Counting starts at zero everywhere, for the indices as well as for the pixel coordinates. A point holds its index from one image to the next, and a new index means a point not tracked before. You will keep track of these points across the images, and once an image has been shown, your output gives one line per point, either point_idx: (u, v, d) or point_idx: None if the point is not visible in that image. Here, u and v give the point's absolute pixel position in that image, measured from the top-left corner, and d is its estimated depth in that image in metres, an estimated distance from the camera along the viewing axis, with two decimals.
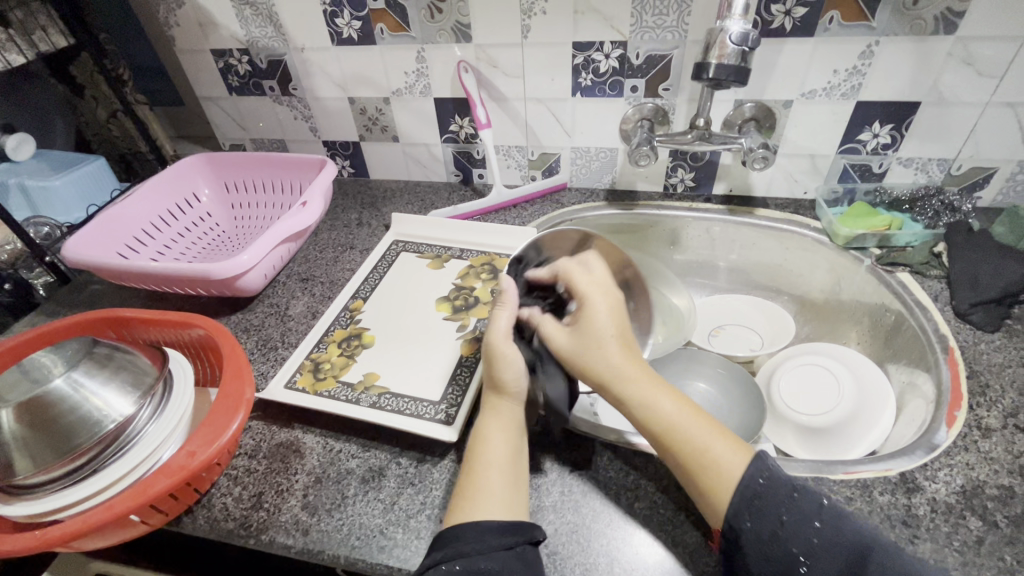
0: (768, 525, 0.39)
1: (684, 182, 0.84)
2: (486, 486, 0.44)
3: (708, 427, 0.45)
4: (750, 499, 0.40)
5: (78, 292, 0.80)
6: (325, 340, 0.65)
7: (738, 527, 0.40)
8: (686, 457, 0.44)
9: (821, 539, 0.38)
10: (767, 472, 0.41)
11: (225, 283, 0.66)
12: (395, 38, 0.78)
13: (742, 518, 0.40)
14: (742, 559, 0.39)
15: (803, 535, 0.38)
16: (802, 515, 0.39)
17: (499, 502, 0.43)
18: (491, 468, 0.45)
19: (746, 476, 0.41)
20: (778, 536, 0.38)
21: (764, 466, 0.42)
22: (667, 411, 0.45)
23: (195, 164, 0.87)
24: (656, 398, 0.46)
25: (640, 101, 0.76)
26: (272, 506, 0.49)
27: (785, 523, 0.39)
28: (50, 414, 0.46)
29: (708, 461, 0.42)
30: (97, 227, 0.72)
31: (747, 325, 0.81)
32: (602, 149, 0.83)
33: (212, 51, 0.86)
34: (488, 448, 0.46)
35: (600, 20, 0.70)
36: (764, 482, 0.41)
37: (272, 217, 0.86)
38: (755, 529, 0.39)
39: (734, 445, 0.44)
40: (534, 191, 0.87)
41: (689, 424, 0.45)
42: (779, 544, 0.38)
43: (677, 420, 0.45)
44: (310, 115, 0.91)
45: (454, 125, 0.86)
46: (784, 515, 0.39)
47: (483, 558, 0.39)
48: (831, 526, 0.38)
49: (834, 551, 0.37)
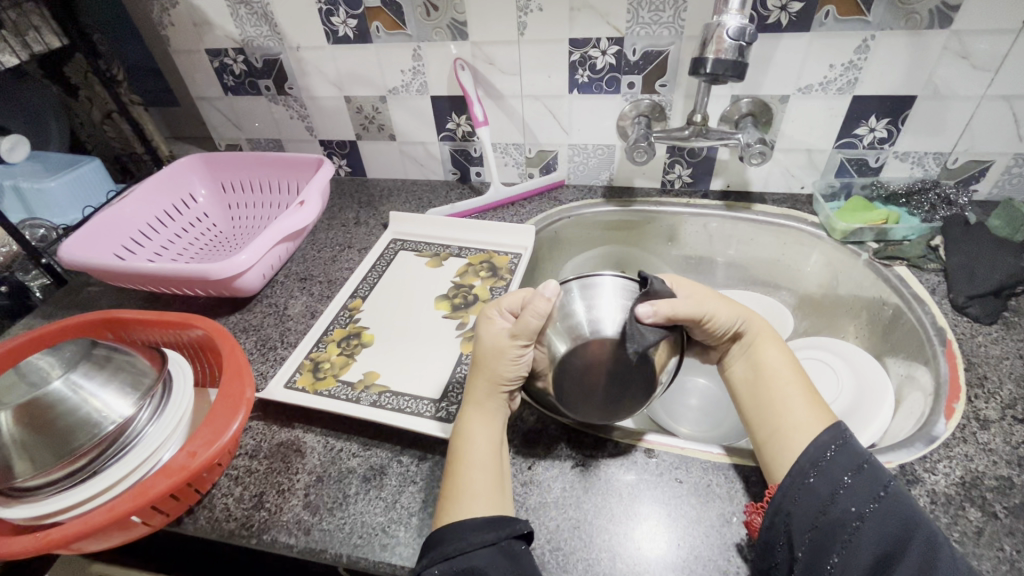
0: (829, 486, 0.41)
1: (682, 178, 0.84)
2: (469, 486, 0.43)
3: (801, 388, 0.48)
4: (814, 459, 0.42)
5: (75, 293, 0.80)
6: (324, 340, 0.65)
7: (799, 482, 0.42)
8: (772, 409, 0.47)
9: (878, 508, 0.39)
10: (839, 444, 0.43)
11: (223, 283, 0.66)
12: (390, 36, 0.78)
13: (806, 475, 0.42)
14: (792, 512, 0.41)
15: (859, 503, 0.39)
16: (867, 484, 0.40)
17: (484, 498, 0.43)
18: (474, 468, 0.45)
19: (823, 441, 0.43)
20: (837, 499, 0.40)
21: (838, 436, 0.43)
22: (773, 366, 0.50)
23: (192, 165, 0.86)
24: (766, 352, 0.51)
25: (637, 97, 0.76)
26: (274, 506, 0.49)
27: (846, 489, 0.40)
28: (48, 417, 0.45)
29: (791, 423, 0.45)
30: (93, 229, 0.72)
31: None
32: (599, 145, 0.83)
33: (206, 50, 0.86)
34: (469, 448, 0.46)
35: (596, 16, 0.70)
36: (835, 449, 0.42)
37: (269, 216, 0.86)
38: (815, 487, 0.41)
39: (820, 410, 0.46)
40: (531, 189, 0.87)
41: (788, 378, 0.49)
42: (836, 506, 0.40)
43: (775, 371, 0.49)
44: (307, 115, 0.91)
45: (451, 123, 0.86)
46: (847, 482, 0.40)
47: (470, 555, 0.39)
48: (892, 502, 0.39)
49: (886, 521, 0.38)
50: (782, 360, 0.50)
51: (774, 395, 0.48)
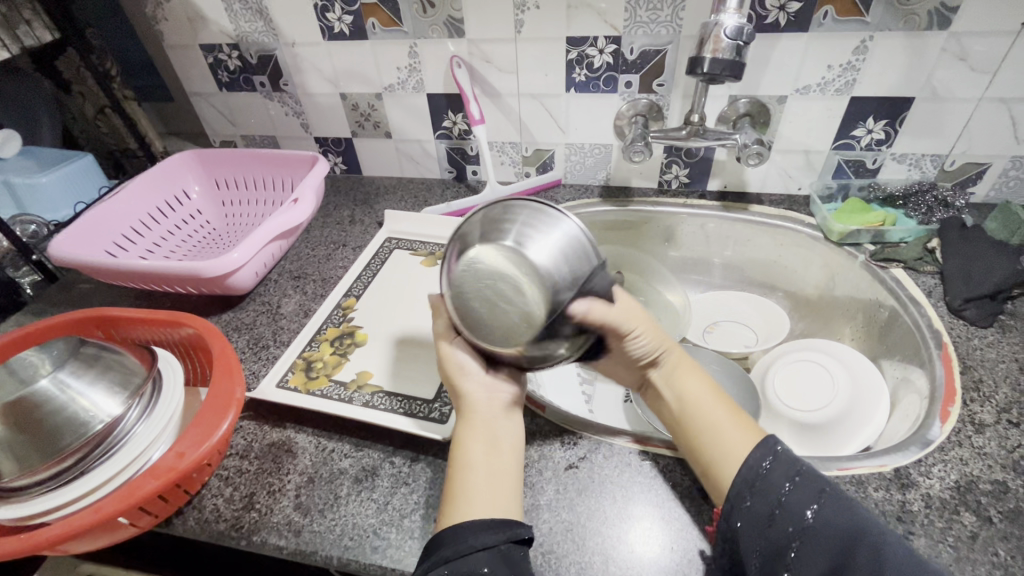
0: (766, 505, 0.39)
1: (679, 179, 0.83)
2: (465, 490, 0.43)
3: (728, 415, 0.46)
4: (749, 479, 0.41)
5: (66, 290, 0.79)
6: (317, 339, 0.65)
7: (738, 506, 0.40)
8: (698, 441, 0.46)
9: (816, 520, 0.37)
10: (773, 458, 0.41)
11: (216, 281, 0.65)
12: (386, 33, 0.77)
13: (742, 498, 0.40)
14: (738, 538, 0.40)
15: (797, 518, 0.38)
16: (802, 495, 0.38)
17: (482, 502, 0.42)
18: (469, 471, 0.44)
19: (755, 459, 0.41)
20: (775, 517, 0.38)
21: (770, 451, 0.42)
22: (695, 394, 0.48)
23: (186, 161, 0.85)
24: (687, 381, 0.49)
25: (634, 97, 0.76)
26: (264, 507, 0.48)
27: (782, 504, 0.39)
28: (35, 416, 0.45)
29: (716, 452, 0.44)
30: (84, 225, 0.71)
31: (741, 321, 0.81)
32: (596, 145, 0.82)
33: (201, 46, 0.85)
34: (467, 452, 0.45)
35: (593, 14, 0.69)
36: (768, 465, 0.41)
37: (263, 214, 0.85)
38: (753, 509, 0.40)
39: (747, 429, 0.45)
40: (528, 188, 0.86)
41: (711, 407, 0.47)
42: (777, 525, 0.38)
43: (698, 402, 0.48)
44: (302, 112, 0.90)
45: (447, 121, 0.86)
46: (783, 497, 0.39)
47: (467, 559, 0.38)
48: (828, 510, 0.37)
49: (825, 534, 0.36)
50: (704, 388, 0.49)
51: (697, 425, 0.46)
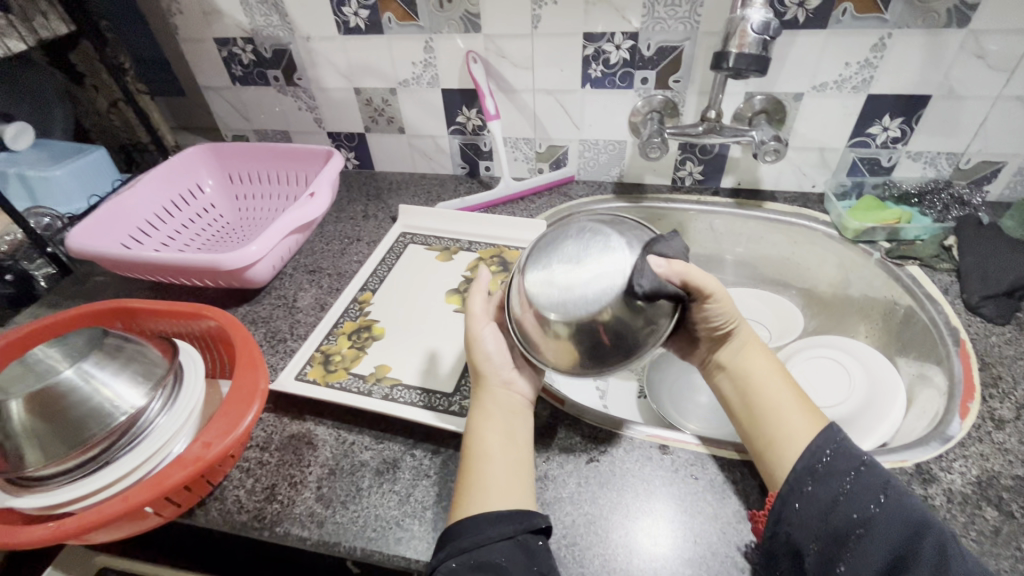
0: (829, 492, 0.40)
1: (693, 176, 0.84)
2: (483, 480, 0.43)
3: (794, 397, 0.47)
4: (811, 466, 0.41)
5: (80, 283, 0.79)
6: (334, 332, 0.65)
7: (797, 490, 0.41)
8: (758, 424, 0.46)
9: (882, 511, 0.38)
10: (834, 448, 0.42)
11: (233, 274, 0.65)
12: (402, 28, 0.77)
13: (804, 482, 0.41)
14: (795, 522, 0.40)
15: (858, 508, 0.38)
16: (865, 488, 0.39)
17: (502, 492, 0.42)
18: (490, 463, 0.44)
19: (814, 451, 0.42)
20: (838, 505, 0.39)
21: (830, 442, 0.42)
22: (764, 380, 0.48)
23: (200, 155, 0.85)
24: (753, 362, 0.50)
25: (650, 93, 0.76)
26: (286, 498, 0.49)
27: (843, 495, 0.39)
28: (60, 406, 0.45)
29: (777, 435, 0.45)
30: (101, 217, 0.71)
31: (754, 318, 0.81)
32: (610, 141, 0.83)
33: (215, 39, 0.85)
34: (485, 440, 0.46)
35: (611, 10, 0.69)
36: (831, 454, 0.41)
37: (277, 208, 0.85)
38: (814, 496, 0.40)
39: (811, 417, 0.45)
40: (541, 184, 0.86)
41: (776, 389, 0.48)
42: (839, 512, 0.39)
43: (762, 382, 0.48)
44: (315, 106, 0.90)
45: (461, 116, 0.86)
46: (846, 486, 0.39)
47: (486, 549, 0.39)
48: (891, 505, 0.38)
49: (888, 527, 0.37)
50: (772, 368, 0.49)
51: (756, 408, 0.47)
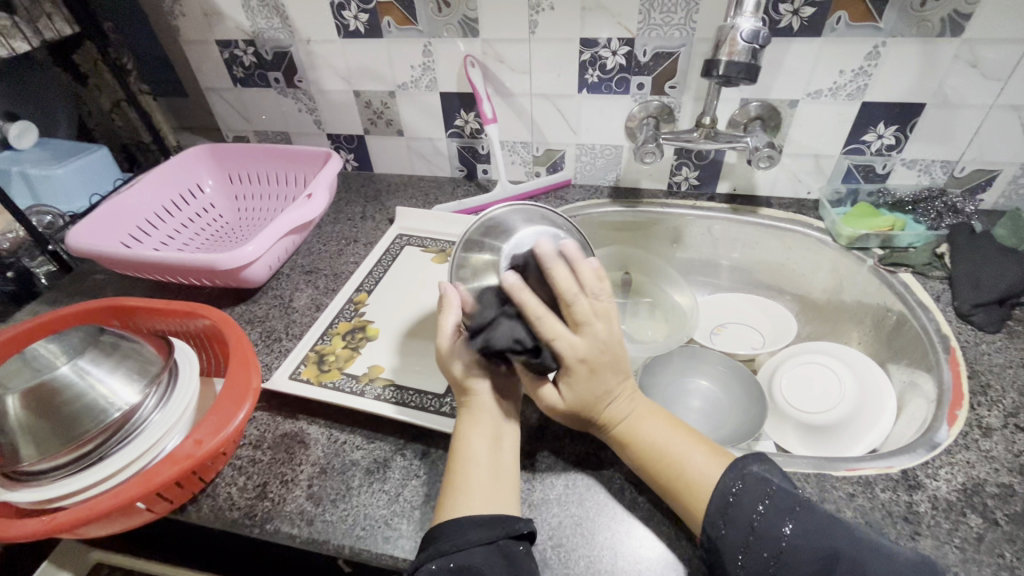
0: (741, 532, 0.40)
1: (688, 181, 0.84)
2: (467, 483, 0.43)
3: (690, 445, 0.46)
4: (722, 508, 0.41)
5: (80, 281, 0.80)
6: (328, 333, 0.65)
7: (714, 535, 0.40)
8: (670, 480, 0.44)
9: (790, 543, 0.38)
10: (743, 480, 0.42)
11: (230, 274, 0.66)
12: (401, 32, 0.78)
13: (718, 527, 0.40)
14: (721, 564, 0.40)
15: (773, 539, 0.39)
16: (775, 518, 0.39)
17: (483, 494, 0.43)
18: (472, 465, 0.45)
19: (722, 488, 0.42)
20: (751, 543, 0.39)
21: (738, 478, 0.42)
22: (655, 433, 0.47)
23: (200, 155, 0.86)
24: (641, 423, 0.47)
25: (646, 99, 0.76)
26: (276, 496, 0.49)
27: (756, 528, 0.39)
28: (55, 402, 0.46)
29: (689, 481, 0.44)
30: (101, 216, 0.72)
31: (748, 323, 0.81)
32: (606, 146, 0.83)
33: (217, 41, 0.86)
34: (468, 443, 0.46)
35: (608, 17, 0.70)
36: (737, 491, 0.41)
37: (276, 209, 0.86)
38: (729, 538, 0.40)
39: (714, 456, 0.45)
40: (538, 188, 0.87)
41: (672, 442, 0.46)
42: (753, 551, 0.39)
43: (656, 442, 0.46)
44: (315, 108, 0.91)
45: (459, 120, 0.86)
46: (755, 522, 0.40)
47: (464, 553, 0.39)
48: (802, 533, 0.38)
49: (805, 558, 0.37)
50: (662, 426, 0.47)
51: (659, 460, 0.45)
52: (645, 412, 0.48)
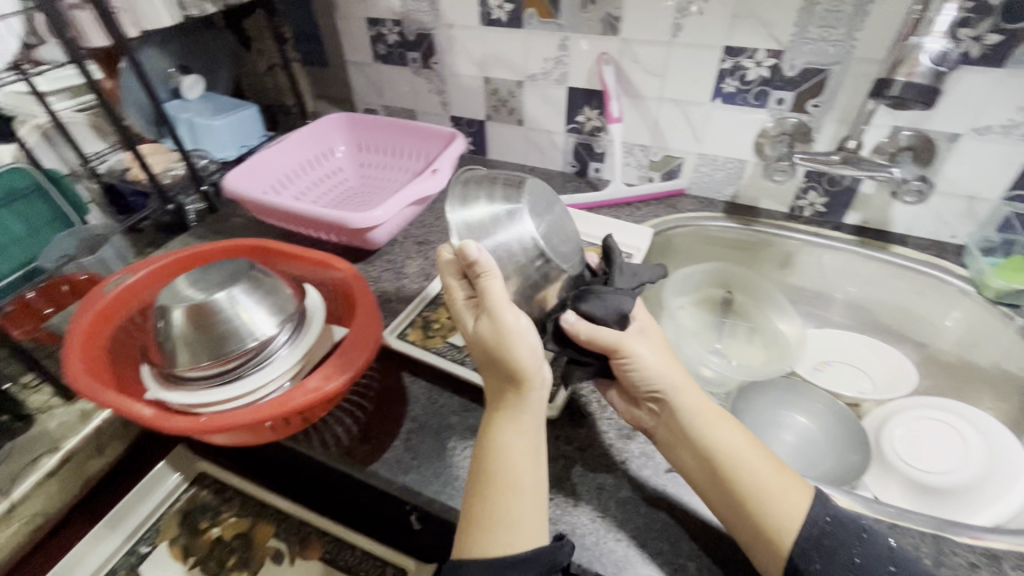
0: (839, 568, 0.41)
1: (814, 207, 0.80)
2: (501, 511, 0.41)
3: (769, 467, 0.46)
4: (817, 539, 0.42)
5: (223, 221, 0.89)
6: (437, 301, 0.69)
7: (806, 569, 0.41)
8: (753, 495, 0.44)
9: None
10: (868, 531, 0.43)
11: (357, 233, 0.71)
12: (542, 24, 0.80)
13: (810, 560, 0.41)
14: None
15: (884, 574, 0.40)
16: (879, 561, 0.41)
17: (531, 495, 0.42)
18: (509, 493, 0.42)
19: (816, 518, 0.43)
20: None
21: (828, 516, 0.43)
22: (728, 443, 0.47)
23: (337, 122, 0.93)
24: (715, 430, 0.47)
25: (784, 115, 0.73)
26: (378, 442, 0.53)
27: (856, 566, 0.41)
28: (214, 321, 0.51)
29: (769, 504, 0.43)
30: (252, 166, 0.80)
31: (857, 364, 0.76)
32: (730, 159, 0.81)
33: (368, 19, 0.93)
34: (506, 462, 0.43)
35: (759, 26, 0.68)
36: (831, 520, 0.43)
37: (396, 180, 0.91)
38: (824, 571, 0.41)
39: (798, 481, 0.45)
40: (651, 193, 0.86)
41: (749, 459, 0.46)
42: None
43: (736, 455, 0.46)
44: (444, 90, 0.96)
45: (581, 116, 0.87)
46: (858, 559, 0.41)
47: None
48: None
49: None
50: (736, 436, 0.47)
51: (740, 476, 0.45)
52: (721, 422, 0.48)
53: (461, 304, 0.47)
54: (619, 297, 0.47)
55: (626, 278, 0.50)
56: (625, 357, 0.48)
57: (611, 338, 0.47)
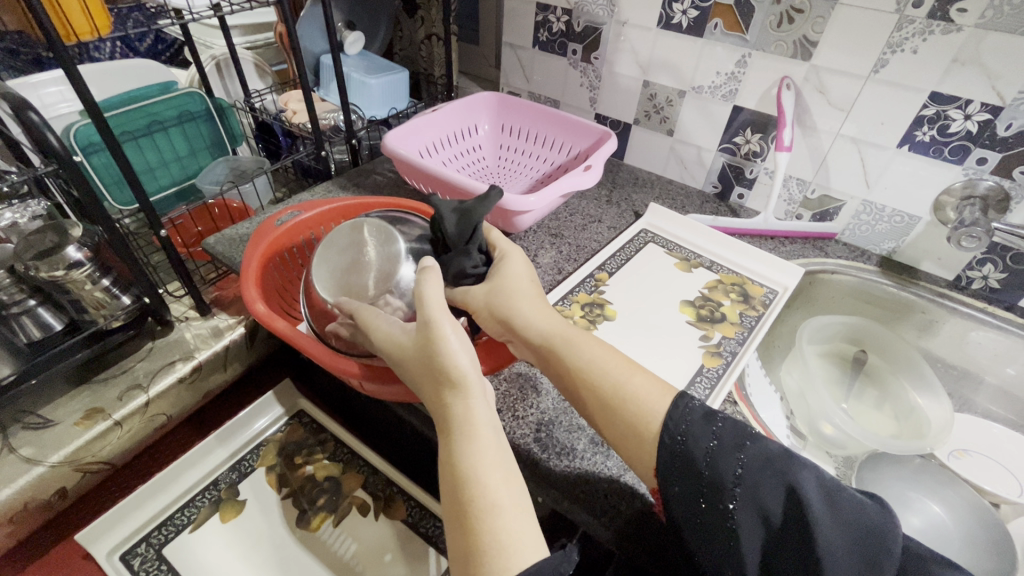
0: (694, 468, 0.40)
1: (986, 281, 0.73)
2: (501, 528, 0.37)
3: (617, 374, 0.47)
4: (671, 447, 0.42)
5: (362, 176, 0.92)
6: (569, 298, 0.68)
7: (667, 489, 0.41)
8: (615, 414, 0.45)
9: (744, 487, 0.38)
10: (718, 435, 0.41)
11: (504, 215, 0.71)
12: (725, 36, 0.77)
13: (671, 481, 0.41)
14: (675, 513, 0.41)
15: (770, 484, 0.38)
16: (726, 456, 0.40)
17: (513, 509, 0.39)
18: (499, 511, 0.38)
19: (673, 426, 0.42)
20: (699, 481, 0.40)
21: (683, 418, 0.43)
22: (582, 358, 0.48)
23: (487, 100, 0.94)
24: (570, 347, 0.49)
25: (980, 176, 0.67)
26: (507, 427, 0.54)
27: (711, 456, 0.40)
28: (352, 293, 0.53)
29: (633, 422, 0.44)
30: (407, 130, 0.82)
31: (1003, 462, 0.69)
32: (900, 212, 0.75)
33: (537, 3, 0.92)
34: (483, 476, 0.39)
35: (981, 76, 0.62)
36: (684, 432, 0.42)
37: (533, 168, 0.91)
38: (684, 485, 0.40)
39: (658, 383, 0.46)
40: (798, 230, 0.82)
41: (601, 371, 0.47)
42: (719, 493, 0.39)
43: (586, 369, 0.48)
44: (598, 86, 0.94)
45: (740, 137, 0.83)
46: (717, 448, 0.41)
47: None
48: (755, 468, 0.39)
49: (761, 492, 0.38)
50: (590, 348, 0.49)
51: (591, 379, 0.47)
52: (572, 338, 0.50)
53: (384, 332, 0.46)
54: (456, 260, 0.51)
55: (451, 219, 0.49)
56: (478, 305, 0.52)
57: (461, 296, 0.53)
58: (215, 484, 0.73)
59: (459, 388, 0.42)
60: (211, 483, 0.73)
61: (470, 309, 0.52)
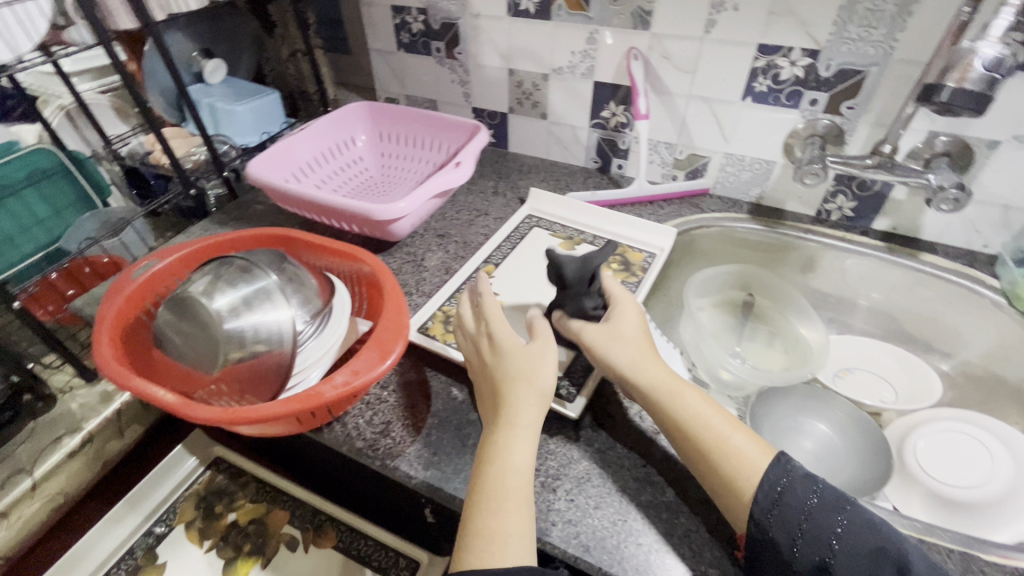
0: (795, 519, 0.42)
1: (842, 211, 0.79)
2: (503, 526, 0.41)
3: (730, 429, 0.47)
4: (773, 498, 0.43)
5: (242, 208, 0.89)
6: (456, 295, 0.68)
7: (761, 532, 0.43)
8: (713, 452, 0.46)
9: (840, 546, 0.40)
10: (820, 494, 0.43)
11: (380, 225, 0.71)
12: (570, 16, 0.78)
13: (765, 525, 0.43)
14: (766, 561, 0.43)
15: (872, 548, 0.40)
16: (827, 509, 0.42)
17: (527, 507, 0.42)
18: (524, 504, 0.42)
19: (771, 479, 0.44)
20: (801, 529, 0.42)
21: (784, 474, 0.44)
22: (694, 407, 0.48)
23: (358, 110, 0.92)
24: (680, 398, 0.49)
25: (816, 116, 0.72)
26: (398, 437, 0.53)
27: (809, 512, 0.42)
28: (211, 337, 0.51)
29: (732, 459, 0.45)
30: (274, 153, 0.80)
31: (880, 372, 0.75)
32: (757, 159, 0.79)
33: (392, 6, 0.92)
34: (512, 469, 0.43)
35: (796, 24, 0.66)
36: (782, 489, 0.43)
37: (416, 170, 0.91)
38: (777, 532, 0.42)
39: (757, 442, 0.47)
40: (673, 192, 0.85)
41: (713, 422, 0.48)
42: (805, 543, 0.41)
43: (701, 416, 0.48)
44: (467, 81, 0.95)
45: (606, 111, 0.86)
46: (813, 506, 0.42)
47: None
48: (855, 529, 0.41)
49: (855, 546, 0.40)
50: (701, 404, 0.49)
51: (695, 429, 0.47)
52: (684, 391, 0.50)
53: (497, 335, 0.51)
54: (577, 299, 0.54)
55: (572, 265, 0.52)
56: (590, 341, 0.53)
57: (575, 328, 0.54)
58: (132, 552, 0.70)
59: (540, 402, 0.47)
60: (126, 552, 0.70)
61: (581, 341, 0.54)
